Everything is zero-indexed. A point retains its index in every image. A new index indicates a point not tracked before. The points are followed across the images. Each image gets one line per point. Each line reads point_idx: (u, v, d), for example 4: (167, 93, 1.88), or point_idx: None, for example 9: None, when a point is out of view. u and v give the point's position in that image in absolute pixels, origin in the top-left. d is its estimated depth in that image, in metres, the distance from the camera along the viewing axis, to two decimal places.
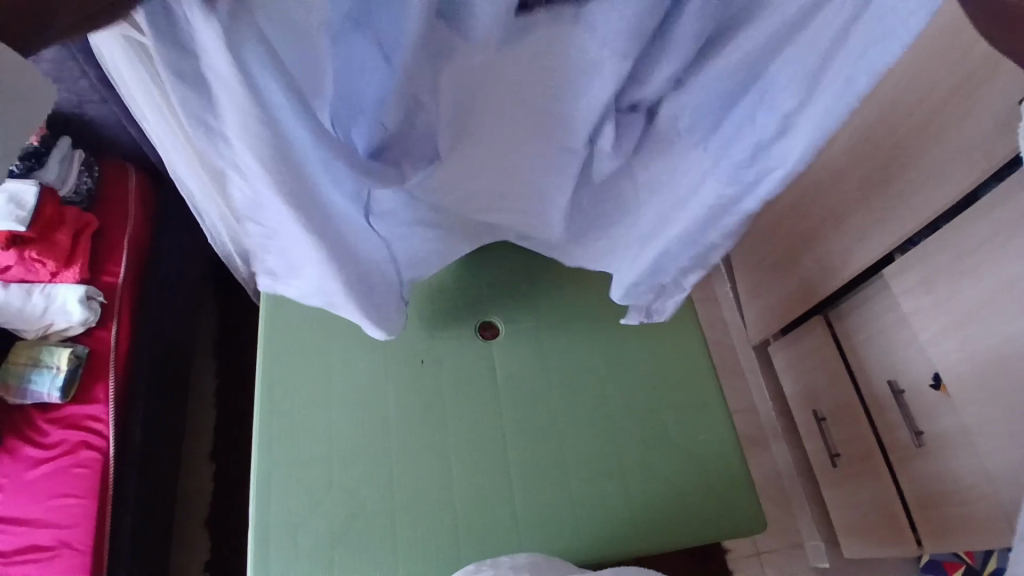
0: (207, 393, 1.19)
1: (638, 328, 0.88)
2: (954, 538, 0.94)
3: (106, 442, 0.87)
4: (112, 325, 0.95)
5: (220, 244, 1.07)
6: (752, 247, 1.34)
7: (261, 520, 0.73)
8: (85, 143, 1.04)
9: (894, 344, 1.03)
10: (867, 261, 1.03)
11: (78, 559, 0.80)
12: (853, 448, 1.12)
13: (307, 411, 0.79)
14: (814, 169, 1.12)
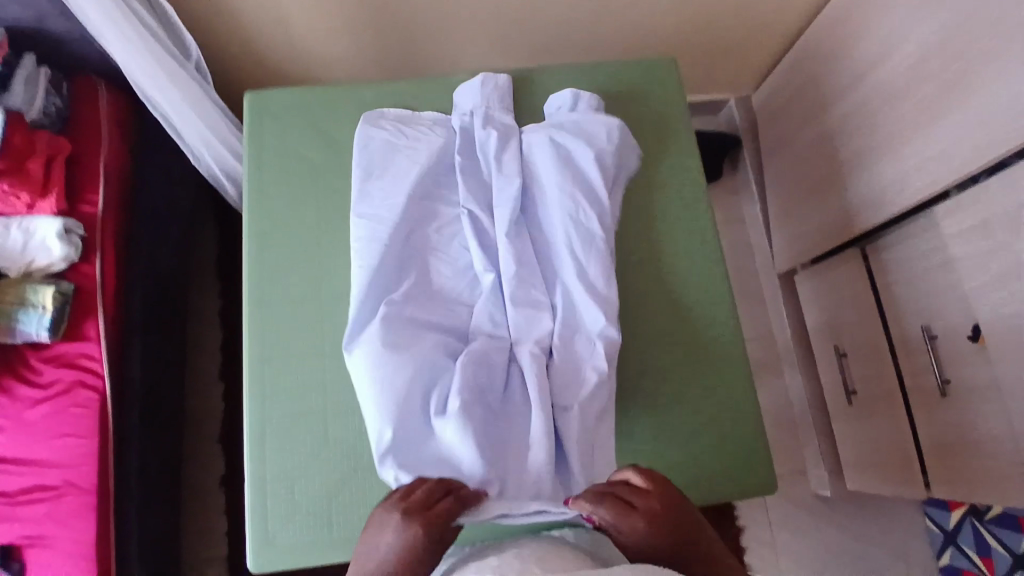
0: (210, 320, 1.21)
1: (655, 278, 0.81)
2: (967, 492, 0.92)
3: (103, 382, 0.86)
4: (95, 259, 0.91)
5: (206, 167, 1.03)
6: (788, 169, 1.23)
7: (255, 475, 0.71)
8: (52, 64, 0.96)
9: (935, 288, 0.96)
10: (917, 198, 0.93)
11: (86, 497, 0.82)
12: (873, 387, 1.08)
13: (301, 364, 0.75)
14: (871, 85, 0.99)
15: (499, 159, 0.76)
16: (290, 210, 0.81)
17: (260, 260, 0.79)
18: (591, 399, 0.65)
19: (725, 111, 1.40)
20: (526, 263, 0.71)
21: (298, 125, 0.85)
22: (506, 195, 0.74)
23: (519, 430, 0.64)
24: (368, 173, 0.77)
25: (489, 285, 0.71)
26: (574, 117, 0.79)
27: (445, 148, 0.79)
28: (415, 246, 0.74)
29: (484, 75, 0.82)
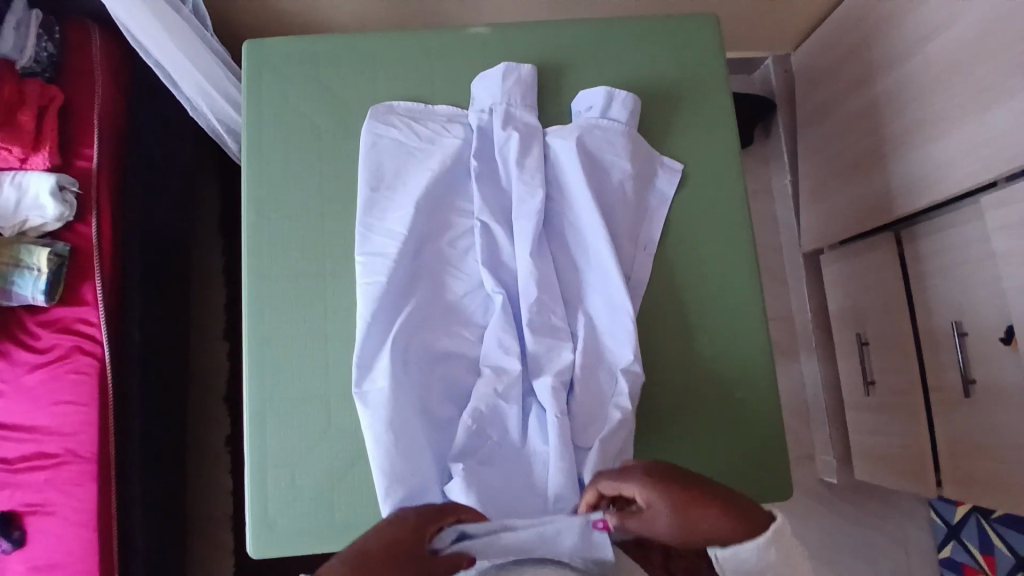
0: (214, 277, 1.18)
1: (682, 264, 0.74)
2: (981, 495, 0.90)
3: (101, 348, 0.84)
4: (92, 219, 0.87)
5: (206, 121, 0.95)
6: (828, 140, 1.15)
7: (256, 457, 0.68)
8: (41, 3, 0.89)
9: (973, 283, 0.90)
10: (966, 187, 0.86)
11: (87, 465, 0.82)
12: (894, 380, 1.04)
13: (303, 346, 0.70)
14: (931, 55, 0.90)
15: (521, 166, 0.70)
16: (292, 174, 0.75)
17: (259, 228, 0.73)
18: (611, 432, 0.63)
19: (762, 71, 1.30)
20: (547, 286, 0.67)
21: (302, 77, 0.78)
22: (526, 212, 0.69)
23: (531, 470, 0.63)
24: (375, 185, 0.71)
25: (502, 306, 0.67)
26: (604, 123, 0.72)
27: (459, 153, 0.73)
28: (426, 265, 0.70)
29: (507, 65, 0.73)
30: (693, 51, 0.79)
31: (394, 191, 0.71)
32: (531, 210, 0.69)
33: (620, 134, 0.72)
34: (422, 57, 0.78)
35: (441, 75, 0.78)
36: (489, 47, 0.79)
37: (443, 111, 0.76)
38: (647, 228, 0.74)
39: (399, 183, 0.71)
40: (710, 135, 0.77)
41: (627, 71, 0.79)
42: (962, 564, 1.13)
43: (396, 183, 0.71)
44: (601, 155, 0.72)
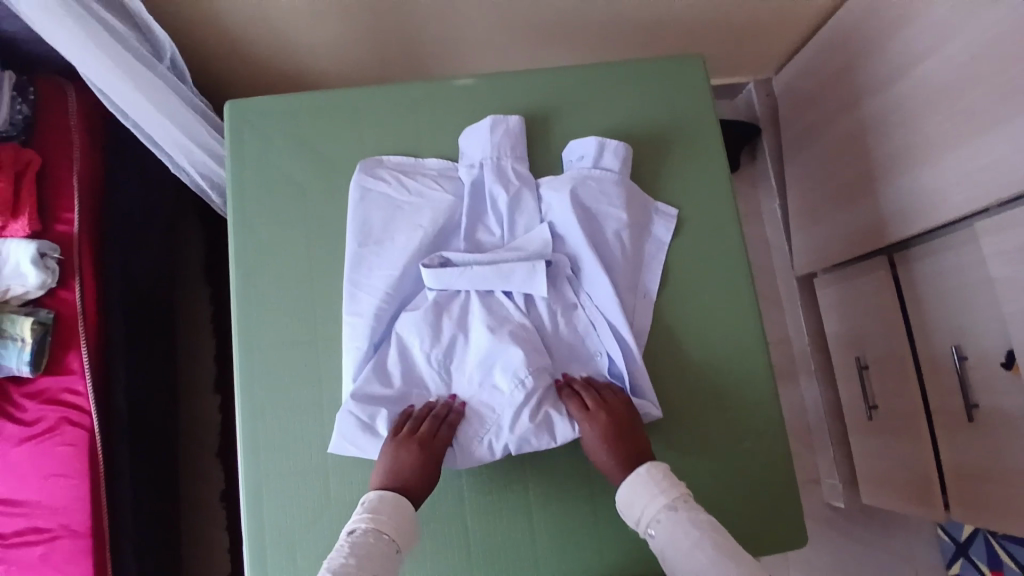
0: (204, 327, 1.16)
1: (680, 309, 0.73)
2: (989, 520, 0.89)
3: (89, 418, 0.82)
4: (75, 284, 0.85)
5: (190, 178, 0.93)
6: (815, 164, 1.15)
7: (253, 534, 0.66)
8: (16, 65, 0.88)
9: (970, 307, 0.90)
10: (961, 213, 0.86)
11: (78, 541, 0.79)
12: (896, 403, 1.03)
13: (299, 414, 0.68)
14: (918, 82, 0.91)
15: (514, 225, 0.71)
16: (279, 236, 0.73)
17: (248, 293, 0.72)
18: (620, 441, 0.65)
19: (746, 95, 1.31)
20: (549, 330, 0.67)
21: (286, 135, 0.76)
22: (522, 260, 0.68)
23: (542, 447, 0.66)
24: (363, 240, 0.70)
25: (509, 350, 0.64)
26: (597, 172, 0.72)
27: (452, 208, 0.72)
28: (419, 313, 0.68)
29: (495, 117, 0.72)
30: (680, 92, 0.79)
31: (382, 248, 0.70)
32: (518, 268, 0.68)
33: (614, 183, 0.71)
34: (408, 109, 0.77)
35: (428, 127, 0.77)
36: (476, 95, 0.78)
37: (433, 165, 0.75)
38: (645, 278, 0.73)
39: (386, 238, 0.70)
40: (703, 175, 0.77)
41: (616, 114, 0.78)
42: None
43: (384, 238, 0.70)
44: (596, 207, 0.71)
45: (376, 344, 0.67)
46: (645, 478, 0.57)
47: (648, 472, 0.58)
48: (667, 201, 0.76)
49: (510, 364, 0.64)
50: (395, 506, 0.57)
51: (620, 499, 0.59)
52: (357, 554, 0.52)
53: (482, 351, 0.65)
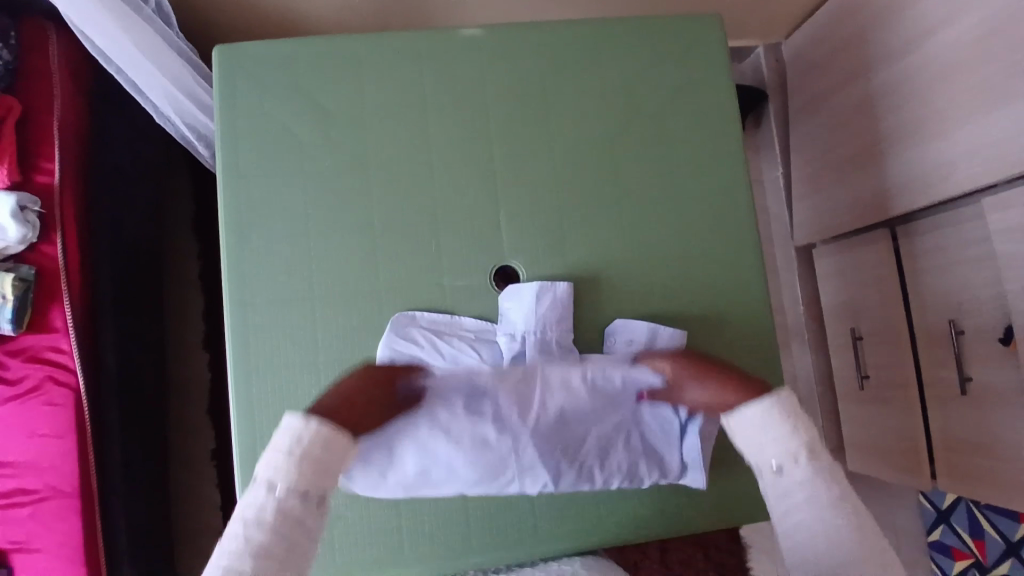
0: (192, 286, 1.13)
1: (688, 278, 0.72)
2: (974, 490, 0.91)
3: (74, 377, 0.80)
4: (56, 239, 0.81)
5: (176, 130, 0.89)
6: (822, 132, 1.12)
7: (250, 501, 0.65)
8: None
9: (971, 282, 0.89)
10: (966, 187, 0.84)
11: (68, 500, 0.78)
12: (888, 375, 1.04)
13: (296, 378, 0.67)
14: (931, 49, 0.88)
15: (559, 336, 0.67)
16: (273, 193, 0.70)
17: (240, 253, 0.69)
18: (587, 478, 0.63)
19: (753, 58, 1.27)
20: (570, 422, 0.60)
21: (279, 85, 0.72)
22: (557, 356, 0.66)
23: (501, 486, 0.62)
24: (408, 332, 0.67)
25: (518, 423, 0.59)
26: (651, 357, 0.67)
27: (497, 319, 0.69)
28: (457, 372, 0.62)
29: (542, 285, 0.67)
30: (694, 52, 0.76)
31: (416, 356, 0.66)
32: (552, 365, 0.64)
33: None
34: (408, 61, 0.73)
35: (429, 81, 0.73)
36: (480, 49, 0.74)
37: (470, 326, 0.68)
38: None
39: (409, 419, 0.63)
40: (714, 142, 0.75)
41: (626, 74, 0.75)
42: (950, 547, 1.13)
43: (427, 331, 0.67)
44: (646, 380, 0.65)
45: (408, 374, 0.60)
46: (768, 417, 0.51)
47: (767, 414, 0.51)
48: (677, 166, 0.74)
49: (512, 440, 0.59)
50: (333, 443, 0.48)
51: (733, 423, 0.53)
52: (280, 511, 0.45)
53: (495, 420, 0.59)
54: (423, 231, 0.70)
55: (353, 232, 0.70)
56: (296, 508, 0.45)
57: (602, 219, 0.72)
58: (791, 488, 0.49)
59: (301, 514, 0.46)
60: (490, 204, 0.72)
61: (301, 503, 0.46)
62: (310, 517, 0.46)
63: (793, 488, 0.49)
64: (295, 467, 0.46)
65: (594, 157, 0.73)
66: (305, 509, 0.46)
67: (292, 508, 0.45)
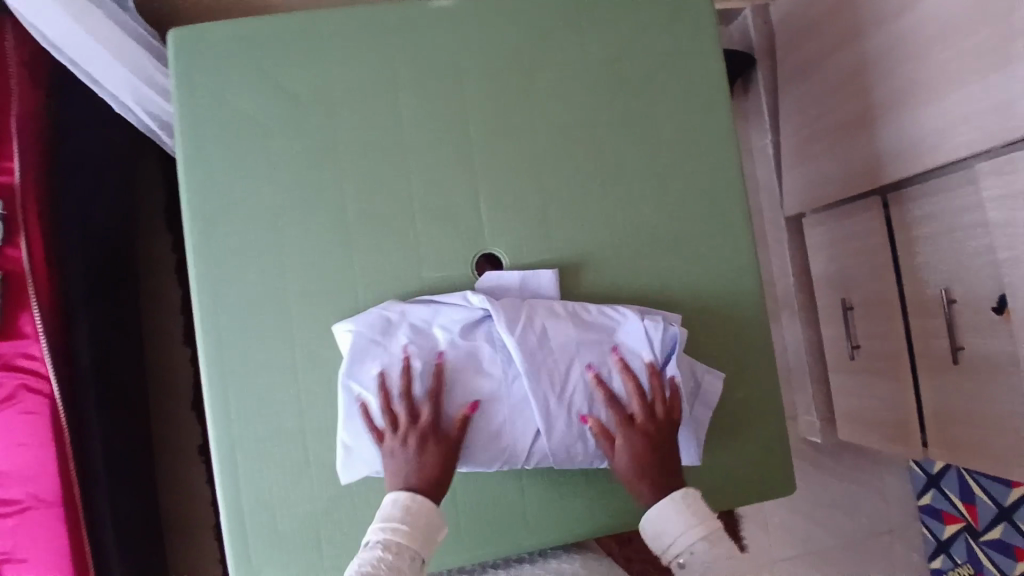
0: (169, 280, 1.09)
1: (676, 261, 0.70)
2: (966, 458, 0.91)
3: (49, 385, 0.77)
4: (20, 242, 0.78)
5: (138, 120, 0.85)
6: (812, 98, 1.09)
7: (233, 505, 0.63)
8: None
9: (964, 250, 0.88)
10: (961, 153, 0.82)
11: (52, 510, 0.76)
12: (879, 345, 1.04)
13: (274, 379, 0.64)
14: (924, 9, 0.84)
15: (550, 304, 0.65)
16: (241, 187, 0.67)
17: (209, 251, 0.66)
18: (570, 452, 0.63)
19: (740, 21, 1.23)
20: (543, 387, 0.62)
21: (241, 70, 0.68)
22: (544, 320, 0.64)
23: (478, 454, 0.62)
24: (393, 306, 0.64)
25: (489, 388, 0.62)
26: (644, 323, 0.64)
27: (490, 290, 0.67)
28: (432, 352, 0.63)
29: (525, 273, 0.67)
30: (678, 22, 0.72)
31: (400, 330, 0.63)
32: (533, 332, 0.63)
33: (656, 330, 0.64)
34: (377, 42, 0.69)
35: (401, 62, 0.69)
36: (453, 25, 0.70)
37: (456, 319, 0.63)
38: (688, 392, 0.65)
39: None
40: (699, 116, 0.72)
41: (608, 47, 0.71)
42: (942, 512, 1.16)
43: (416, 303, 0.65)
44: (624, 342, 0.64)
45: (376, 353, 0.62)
46: (671, 507, 0.57)
47: (675, 507, 0.57)
48: (663, 145, 0.71)
49: (477, 398, 0.62)
50: (425, 509, 0.55)
51: (645, 522, 0.58)
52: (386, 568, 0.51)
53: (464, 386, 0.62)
54: (400, 221, 0.68)
55: (326, 225, 0.67)
56: (408, 555, 0.53)
57: (586, 202, 0.70)
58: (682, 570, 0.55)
59: (407, 551, 0.53)
60: (469, 191, 0.69)
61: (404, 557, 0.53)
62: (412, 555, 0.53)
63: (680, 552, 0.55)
64: (405, 525, 0.54)
65: (577, 137, 0.70)
66: (408, 558, 0.53)
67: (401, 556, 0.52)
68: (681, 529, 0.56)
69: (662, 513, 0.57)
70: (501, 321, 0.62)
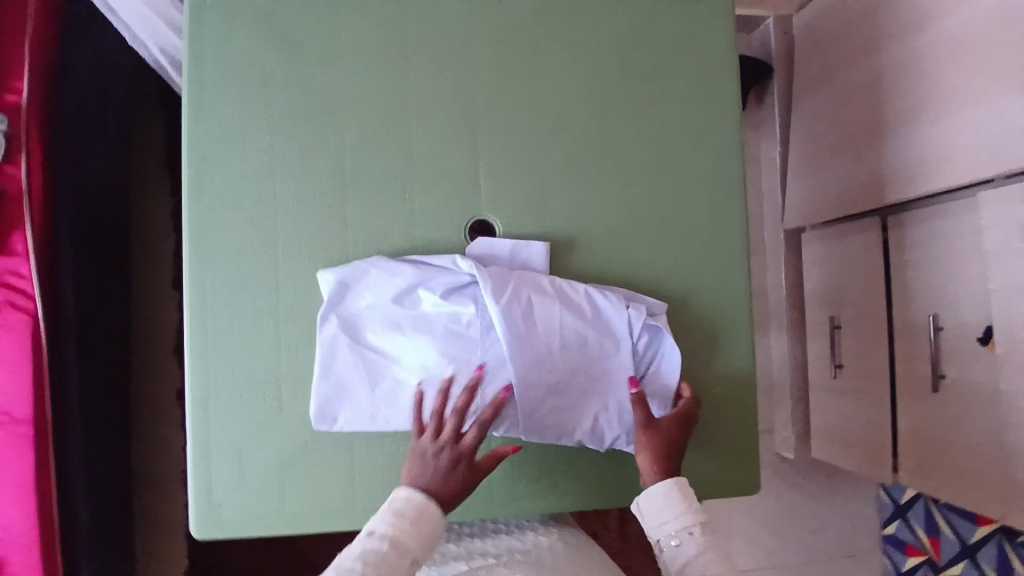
0: (162, 222, 1.09)
1: (669, 250, 0.70)
2: (938, 487, 0.92)
3: (34, 303, 0.77)
4: (20, 161, 0.77)
5: (149, 53, 0.84)
6: (823, 115, 1.09)
7: (201, 443, 0.62)
8: None
9: (957, 279, 0.88)
10: (965, 181, 0.83)
11: (21, 429, 0.76)
12: (864, 366, 1.04)
13: (253, 320, 0.64)
14: (944, 35, 0.85)
15: (537, 280, 0.64)
16: (241, 127, 0.66)
17: (203, 187, 0.65)
18: (531, 430, 0.63)
19: (761, 31, 1.22)
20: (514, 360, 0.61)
21: (252, 10, 0.67)
22: (527, 295, 0.63)
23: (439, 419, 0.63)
24: (379, 263, 0.64)
25: (460, 356, 0.62)
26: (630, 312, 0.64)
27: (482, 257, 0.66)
28: (411, 312, 0.63)
29: (517, 243, 0.67)
30: (695, 13, 0.72)
31: (381, 286, 0.63)
32: (515, 306, 0.62)
33: (639, 320, 0.64)
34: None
35: (414, 20, 0.68)
36: None
37: (442, 282, 0.63)
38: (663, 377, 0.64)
39: (374, 367, 0.62)
40: (707, 109, 0.71)
41: (623, 31, 0.71)
42: (905, 543, 1.16)
43: (403, 262, 0.65)
44: (606, 327, 0.64)
45: (357, 309, 0.63)
46: (669, 491, 0.58)
47: (669, 491, 0.58)
48: (667, 133, 0.71)
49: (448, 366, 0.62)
50: (427, 511, 0.55)
51: (638, 500, 0.60)
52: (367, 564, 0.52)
53: (436, 351, 0.62)
54: (397, 178, 0.67)
55: (323, 174, 0.66)
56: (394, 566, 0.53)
57: (585, 182, 0.70)
58: (675, 553, 0.57)
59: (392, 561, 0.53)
60: (469, 157, 0.68)
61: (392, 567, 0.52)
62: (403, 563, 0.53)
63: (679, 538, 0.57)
64: (402, 526, 0.54)
65: (583, 116, 0.70)
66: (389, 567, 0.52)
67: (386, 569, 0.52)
68: (677, 514, 0.57)
69: (659, 491, 0.59)
70: (485, 288, 0.62)
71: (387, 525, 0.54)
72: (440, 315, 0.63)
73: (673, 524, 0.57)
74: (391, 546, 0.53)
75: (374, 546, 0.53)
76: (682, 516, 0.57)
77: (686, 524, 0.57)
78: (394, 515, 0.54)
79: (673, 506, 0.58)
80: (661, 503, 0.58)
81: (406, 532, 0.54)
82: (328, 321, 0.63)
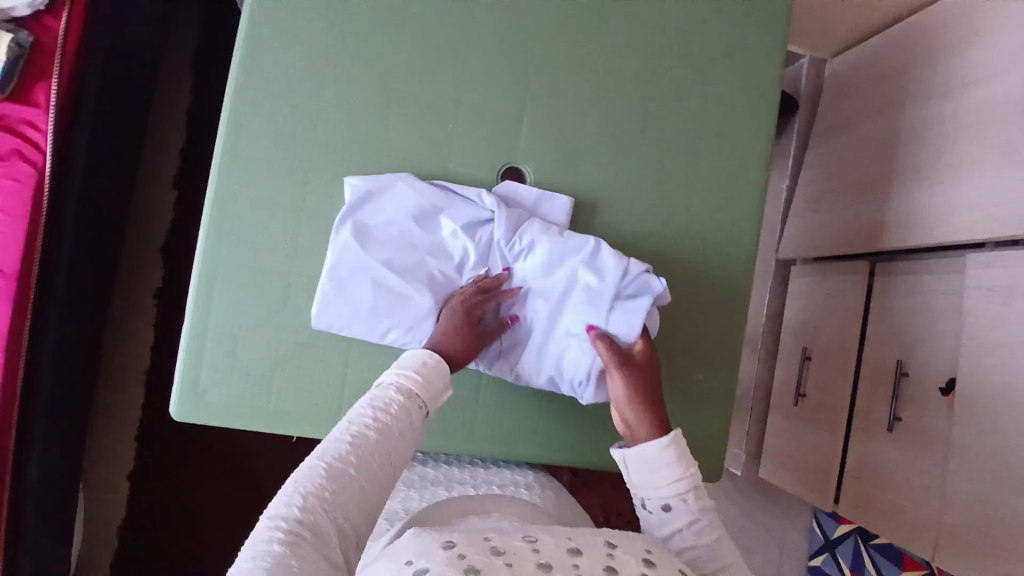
0: None
1: (683, 237, 0.73)
2: (872, 521, 0.97)
3: (43, 160, 0.75)
4: (63, 14, 0.76)
5: None
6: (837, 157, 1.14)
7: (198, 322, 0.63)
8: None
9: (930, 330, 0.94)
10: (959, 240, 0.88)
11: (4, 283, 0.74)
12: (825, 398, 1.10)
13: (275, 213, 0.64)
14: (967, 102, 0.89)
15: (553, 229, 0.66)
16: (302, 23, 0.66)
17: (253, 74, 0.65)
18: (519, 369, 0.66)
19: (795, 66, 1.27)
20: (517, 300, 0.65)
21: None
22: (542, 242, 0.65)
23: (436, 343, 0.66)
24: (408, 181, 0.65)
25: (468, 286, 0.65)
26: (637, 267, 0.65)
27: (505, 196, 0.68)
28: (429, 236, 0.65)
29: (542, 193, 0.69)
30: (756, 19, 0.74)
31: (405, 204, 0.65)
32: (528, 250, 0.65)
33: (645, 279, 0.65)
34: None
35: None
36: None
37: (464, 214, 0.65)
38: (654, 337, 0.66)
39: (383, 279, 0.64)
40: (747, 113, 0.74)
41: (685, 20, 0.73)
42: None
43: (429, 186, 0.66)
44: None
45: (377, 221, 0.64)
46: (664, 451, 0.56)
47: (664, 447, 0.56)
48: (706, 127, 0.73)
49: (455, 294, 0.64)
50: (392, 433, 0.51)
51: (630, 453, 0.58)
52: (332, 488, 0.46)
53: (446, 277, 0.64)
54: (443, 110, 0.68)
55: (373, 89, 0.67)
56: (359, 496, 0.47)
57: (619, 155, 0.72)
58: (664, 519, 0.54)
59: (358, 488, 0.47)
60: (516, 106, 0.70)
61: (359, 493, 0.47)
62: (368, 492, 0.48)
63: (670, 503, 0.54)
64: (368, 450, 0.49)
65: (631, 92, 0.72)
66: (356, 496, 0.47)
67: (351, 497, 0.46)
68: (670, 477, 0.55)
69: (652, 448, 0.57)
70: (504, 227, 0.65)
71: (352, 448, 0.48)
72: (457, 243, 0.65)
73: (667, 488, 0.55)
74: (360, 471, 0.48)
75: (341, 467, 0.47)
76: (675, 481, 0.55)
77: (680, 489, 0.55)
78: (360, 438, 0.49)
79: (666, 468, 0.56)
80: (652, 461, 0.56)
81: (371, 455, 0.49)
82: (343, 226, 0.63)
